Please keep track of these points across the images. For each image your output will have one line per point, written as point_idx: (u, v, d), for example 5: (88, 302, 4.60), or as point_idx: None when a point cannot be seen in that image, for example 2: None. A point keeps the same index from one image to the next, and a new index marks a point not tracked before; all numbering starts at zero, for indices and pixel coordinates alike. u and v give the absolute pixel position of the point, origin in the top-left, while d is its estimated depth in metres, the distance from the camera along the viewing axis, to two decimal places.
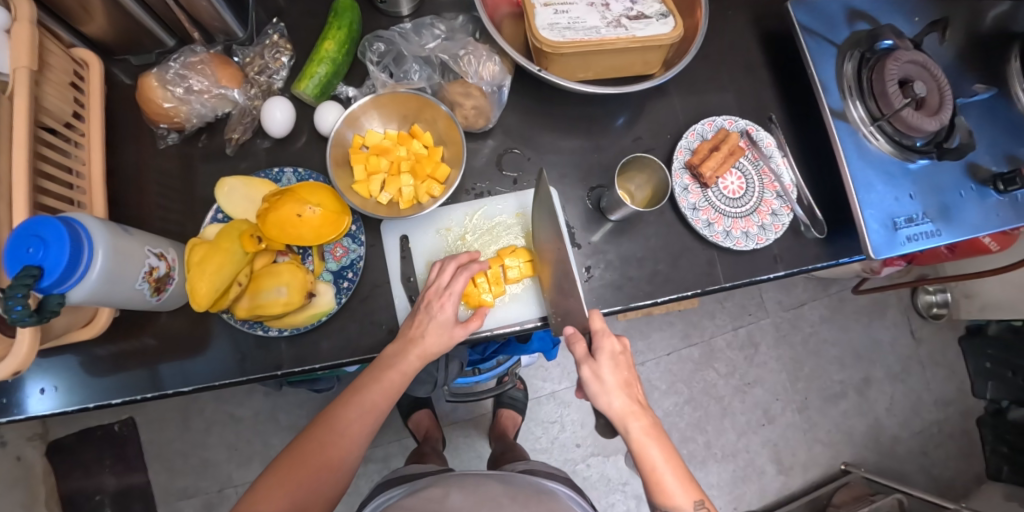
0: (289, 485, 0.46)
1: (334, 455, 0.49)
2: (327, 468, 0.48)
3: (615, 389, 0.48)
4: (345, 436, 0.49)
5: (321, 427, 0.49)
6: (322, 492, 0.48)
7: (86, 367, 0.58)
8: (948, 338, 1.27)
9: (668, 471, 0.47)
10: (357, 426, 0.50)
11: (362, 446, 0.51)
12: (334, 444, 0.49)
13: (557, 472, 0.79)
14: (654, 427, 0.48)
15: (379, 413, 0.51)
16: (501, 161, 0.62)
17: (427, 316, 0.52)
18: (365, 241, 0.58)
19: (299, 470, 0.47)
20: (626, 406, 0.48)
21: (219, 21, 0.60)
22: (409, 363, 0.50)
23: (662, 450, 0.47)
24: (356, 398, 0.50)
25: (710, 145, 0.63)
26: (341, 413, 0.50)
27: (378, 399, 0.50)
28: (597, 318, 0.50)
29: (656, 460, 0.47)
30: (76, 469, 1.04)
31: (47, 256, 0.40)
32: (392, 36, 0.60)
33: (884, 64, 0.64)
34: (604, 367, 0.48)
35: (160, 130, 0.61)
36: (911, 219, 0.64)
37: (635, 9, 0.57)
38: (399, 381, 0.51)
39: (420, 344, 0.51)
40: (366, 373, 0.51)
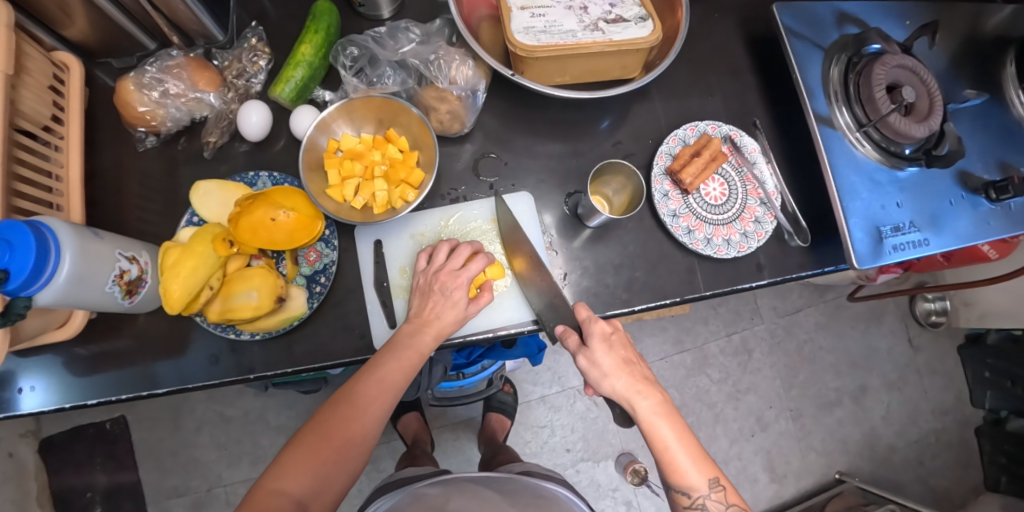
0: (315, 460, 0.44)
1: (356, 430, 0.46)
2: (351, 444, 0.46)
3: (614, 368, 0.48)
4: (366, 413, 0.47)
5: (344, 402, 0.47)
6: (346, 469, 0.45)
7: (65, 368, 0.58)
8: (947, 346, 1.24)
9: (681, 450, 0.45)
10: (378, 403, 0.48)
11: (382, 424, 0.49)
12: (355, 418, 0.47)
13: (555, 473, 0.78)
14: (666, 409, 0.47)
15: (400, 390, 0.50)
16: (478, 166, 0.62)
17: (442, 297, 0.53)
18: (339, 245, 0.58)
19: (325, 444, 0.45)
20: (623, 388, 0.47)
21: (198, 24, 0.60)
22: (426, 341, 0.52)
23: (672, 426, 0.46)
24: (377, 372, 0.49)
25: (691, 151, 0.62)
26: (364, 387, 0.48)
27: (396, 376, 0.49)
28: (582, 309, 0.52)
29: (667, 438, 0.46)
30: (68, 466, 1.05)
31: (13, 260, 0.41)
32: (365, 41, 0.60)
33: (872, 69, 0.62)
34: (599, 351, 0.48)
35: (138, 133, 0.61)
36: (898, 227, 0.62)
37: (614, 12, 0.56)
38: (417, 358, 0.51)
39: (437, 325, 0.53)
40: (386, 350, 0.51)
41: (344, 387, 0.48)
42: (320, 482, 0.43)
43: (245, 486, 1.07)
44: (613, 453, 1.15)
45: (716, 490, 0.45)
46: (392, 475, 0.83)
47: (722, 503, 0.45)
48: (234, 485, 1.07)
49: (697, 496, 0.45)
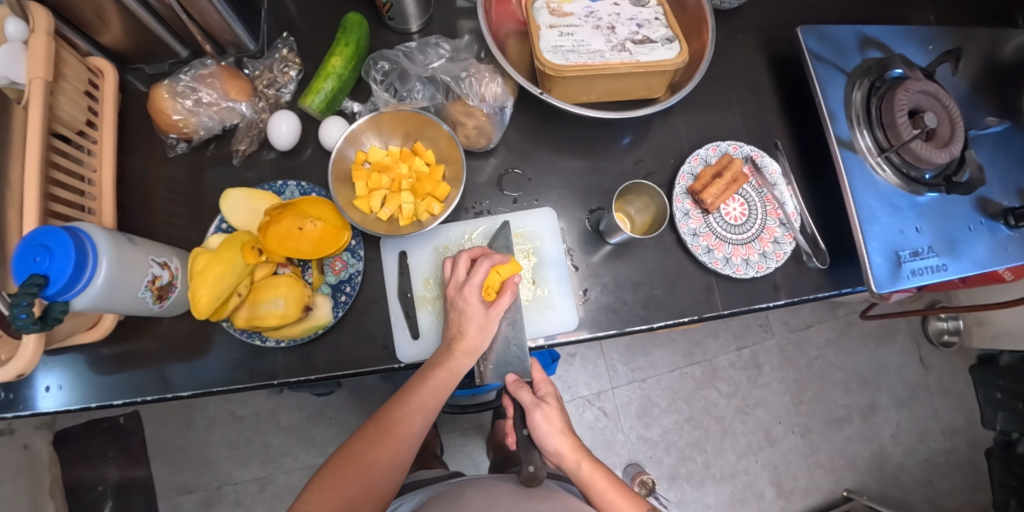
0: (343, 483, 0.46)
1: (384, 455, 0.49)
2: (378, 466, 0.48)
3: (562, 426, 0.53)
4: (393, 437, 0.50)
5: (374, 428, 0.50)
6: (373, 493, 0.47)
7: (90, 366, 0.59)
8: (957, 366, 1.24)
9: (616, 494, 0.54)
10: (406, 428, 0.50)
11: (410, 450, 0.51)
12: (383, 443, 0.49)
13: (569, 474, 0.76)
14: (596, 459, 0.55)
15: (430, 415, 0.52)
16: (502, 180, 0.62)
17: (468, 316, 0.53)
18: (364, 255, 0.59)
19: (353, 469, 0.47)
20: (564, 446, 0.53)
21: (231, 34, 0.61)
22: (461, 360, 0.52)
23: (604, 476, 0.54)
24: (406, 397, 0.51)
25: (712, 172, 0.62)
26: (394, 414, 0.50)
27: (426, 399, 0.51)
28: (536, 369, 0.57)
29: (604, 485, 0.54)
30: (82, 459, 1.07)
31: (52, 265, 0.42)
32: (396, 55, 0.61)
33: (895, 94, 0.63)
34: (551, 407, 0.54)
35: (169, 139, 0.62)
36: (916, 252, 0.62)
37: (641, 33, 0.57)
38: (453, 378, 0.52)
39: (467, 344, 0.53)
40: (414, 375, 0.52)
41: (375, 415, 0.51)
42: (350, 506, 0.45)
43: (254, 485, 1.08)
44: (622, 463, 1.12)
45: None
46: (406, 477, 0.84)
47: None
48: (244, 484, 1.08)
49: None
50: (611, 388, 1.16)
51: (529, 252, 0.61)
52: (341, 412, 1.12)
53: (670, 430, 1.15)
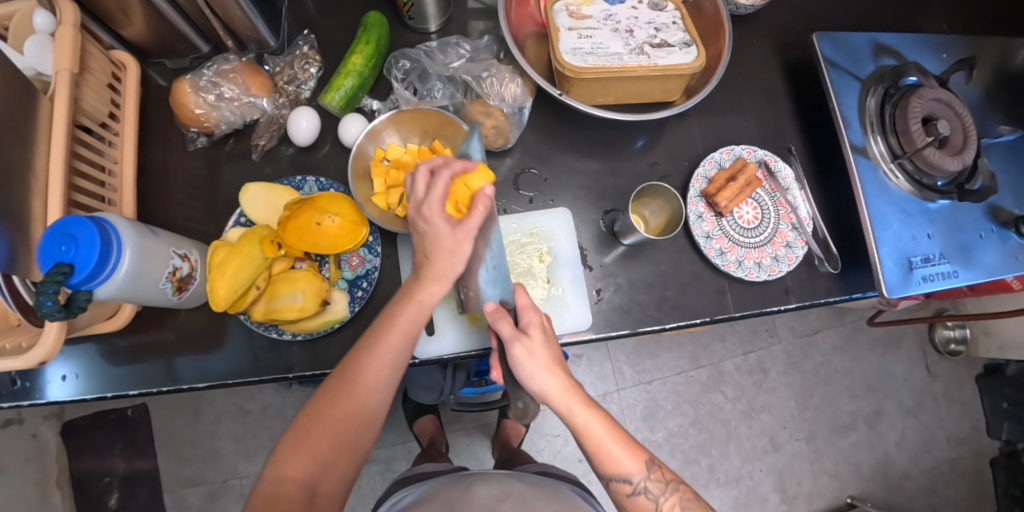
0: (313, 440, 0.45)
1: (353, 406, 0.47)
2: (348, 418, 0.46)
3: (546, 362, 0.44)
4: (360, 384, 0.47)
5: (338, 379, 0.47)
6: (350, 441, 0.47)
7: (106, 356, 0.60)
8: (964, 375, 1.24)
9: (613, 443, 0.45)
10: (373, 376, 0.47)
11: (385, 394, 0.49)
12: (350, 394, 0.46)
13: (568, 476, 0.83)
14: (592, 401, 0.45)
15: (400, 357, 0.48)
16: (518, 180, 0.63)
17: (435, 242, 0.46)
18: (381, 252, 0.59)
19: (320, 425, 0.45)
20: (551, 385, 0.44)
21: (253, 30, 0.62)
22: (431, 291, 0.48)
23: (601, 422, 0.45)
24: (372, 341, 0.48)
25: (726, 175, 0.63)
26: (358, 363, 0.47)
27: (393, 339, 0.48)
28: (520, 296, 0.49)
29: (599, 432, 0.45)
30: (88, 450, 1.07)
31: (78, 255, 0.42)
32: (417, 54, 0.62)
33: (908, 101, 0.64)
34: (535, 340, 0.45)
35: (190, 133, 0.63)
36: (928, 258, 0.63)
37: (658, 37, 0.58)
38: (424, 313, 0.49)
39: (436, 273, 0.47)
40: (379, 317, 0.49)
41: (339, 365, 0.48)
42: (322, 463, 0.45)
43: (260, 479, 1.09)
44: None
45: (653, 471, 0.46)
46: (411, 470, 0.87)
47: (652, 483, 0.46)
48: (250, 478, 1.09)
49: (637, 481, 0.46)
50: (617, 390, 1.16)
51: (544, 252, 0.61)
52: None
53: (675, 433, 1.15)
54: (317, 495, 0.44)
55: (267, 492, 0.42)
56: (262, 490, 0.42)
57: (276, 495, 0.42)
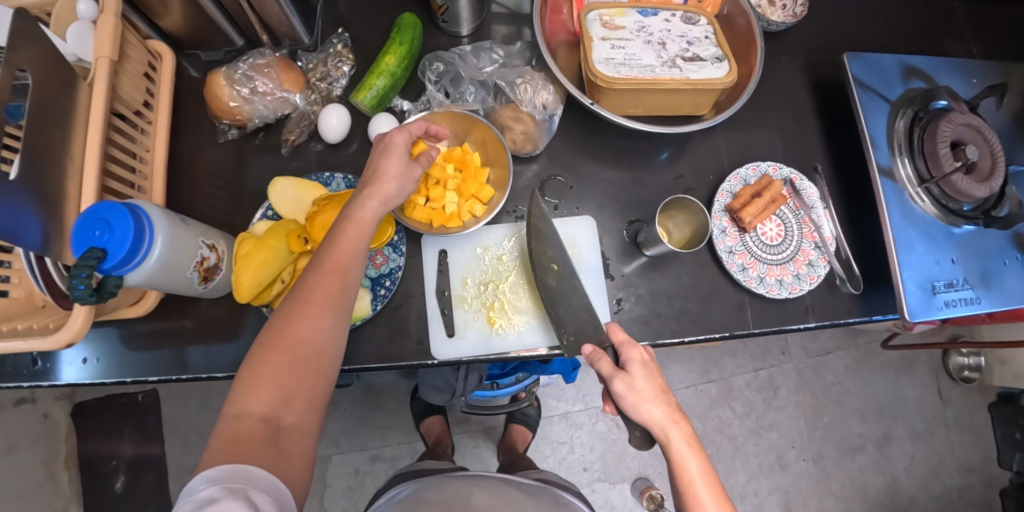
0: (271, 372, 0.40)
1: (310, 333, 0.43)
2: (303, 344, 0.42)
3: (648, 395, 0.44)
4: (311, 306, 0.43)
5: (289, 307, 0.43)
6: (308, 372, 0.42)
7: (127, 341, 0.61)
8: (976, 403, 1.22)
9: (705, 486, 0.43)
10: (322, 299, 0.44)
11: (340, 321, 0.45)
12: (303, 317, 0.43)
13: (569, 484, 0.85)
14: (694, 439, 0.44)
15: (347, 275, 0.45)
16: (544, 187, 0.63)
17: (387, 157, 0.50)
18: (405, 251, 0.59)
19: (275, 355, 0.41)
20: (654, 418, 0.44)
21: (288, 26, 0.63)
22: (369, 207, 0.47)
23: (697, 460, 0.43)
24: (317, 264, 0.45)
25: (752, 191, 0.63)
26: (305, 288, 0.44)
27: (338, 254, 0.45)
28: (617, 332, 0.49)
29: (693, 471, 0.43)
30: (97, 433, 1.08)
31: (111, 240, 0.43)
32: (451, 58, 0.63)
33: (938, 125, 0.63)
34: (636, 374, 0.45)
35: (222, 125, 0.63)
36: (951, 283, 0.62)
37: (691, 51, 0.58)
38: (363, 229, 0.47)
39: (377, 190, 0.48)
40: (323, 240, 0.46)
41: (287, 295, 0.44)
42: (284, 395, 0.40)
43: None
44: (630, 476, 1.12)
45: None
46: (414, 465, 0.89)
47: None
48: None
49: None
50: None
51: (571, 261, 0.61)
52: (355, 405, 1.11)
53: None
54: (282, 426, 0.39)
55: (228, 432, 0.38)
56: (222, 428, 0.38)
57: (238, 431, 0.38)
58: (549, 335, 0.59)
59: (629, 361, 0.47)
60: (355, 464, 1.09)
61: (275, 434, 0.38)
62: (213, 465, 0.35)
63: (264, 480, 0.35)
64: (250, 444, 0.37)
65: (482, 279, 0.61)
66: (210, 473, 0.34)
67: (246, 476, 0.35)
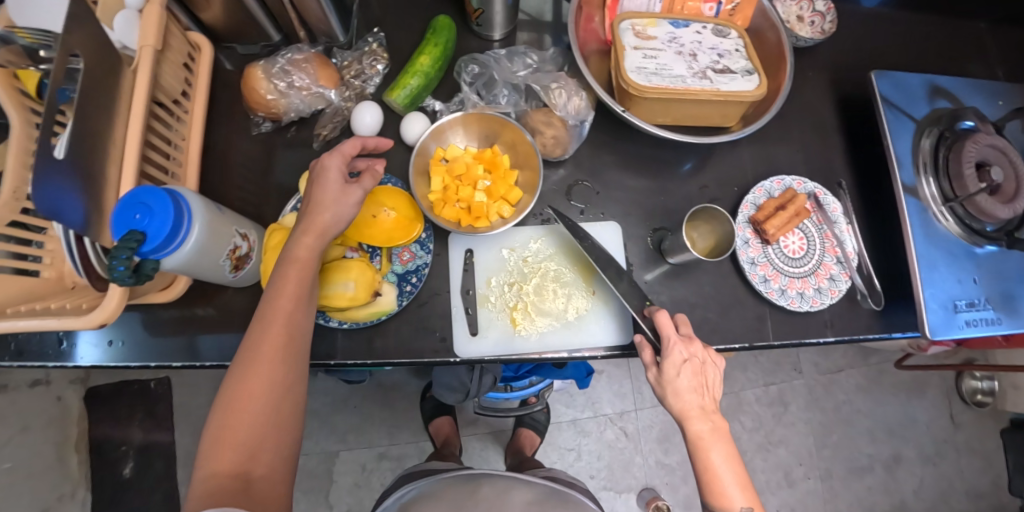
0: (232, 432, 0.41)
1: (265, 388, 0.43)
2: (259, 401, 0.42)
3: (678, 391, 0.50)
4: (260, 361, 0.43)
5: (238, 364, 0.43)
6: (272, 425, 0.43)
7: (151, 326, 0.62)
8: (989, 428, 1.21)
9: (725, 476, 0.48)
10: (272, 353, 0.44)
11: (294, 368, 0.45)
12: (254, 373, 0.43)
13: (577, 482, 0.85)
14: (718, 434, 0.49)
15: (295, 323, 0.45)
16: (570, 191, 0.64)
17: (322, 186, 0.49)
18: (432, 249, 0.59)
19: (233, 416, 0.42)
20: (684, 408, 0.50)
21: (325, 24, 0.64)
22: (306, 244, 0.47)
23: (717, 451, 0.49)
24: (262, 315, 0.45)
25: (776, 204, 0.63)
26: (253, 343, 0.44)
27: (283, 301, 0.45)
28: (665, 327, 0.52)
29: (715, 459, 0.49)
30: (109, 418, 1.09)
31: (151, 224, 0.44)
32: (487, 60, 0.64)
33: (963, 145, 0.64)
34: (671, 371, 0.50)
35: (256, 118, 0.65)
36: (972, 303, 0.62)
37: (721, 63, 0.59)
38: (305, 268, 0.47)
39: (313, 225, 0.47)
40: (266, 289, 0.46)
41: (236, 351, 0.44)
42: (248, 453, 0.41)
43: None
44: (636, 486, 1.12)
45: None
46: (420, 465, 0.89)
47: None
48: None
49: None
50: (635, 409, 1.16)
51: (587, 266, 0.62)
52: (365, 402, 1.12)
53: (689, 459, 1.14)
54: (253, 479, 0.41)
55: (202, 490, 0.39)
56: (195, 488, 0.39)
57: (210, 489, 0.39)
58: (569, 339, 0.59)
59: (667, 357, 0.51)
60: (362, 461, 1.09)
61: (245, 487, 0.40)
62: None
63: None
64: (225, 497, 0.39)
65: (506, 280, 0.62)
66: None
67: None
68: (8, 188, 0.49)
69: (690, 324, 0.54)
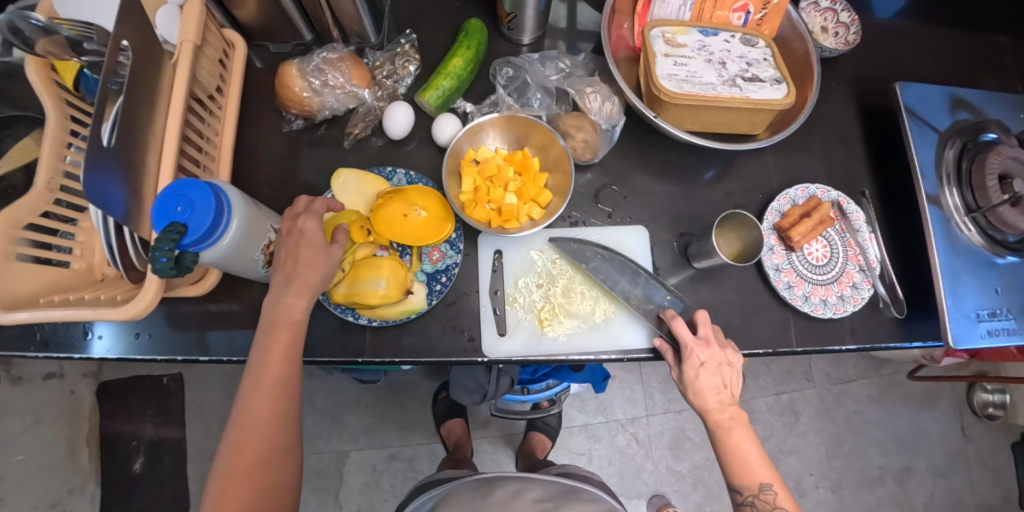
0: (233, 497, 0.43)
1: (262, 450, 0.46)
2: (258, 464, 0.45)
3: (698, 388, 0.54)
4: (256, 425, 0.46)
5: (232, 432, 0.46)
6: (271, 485, 0.46)
7: (177, 319, 0.62)
8: (999, 441, 1.21)
9: (747, 455, 0.53)
10: (267, 421, 0.46)
11: (289, 427, 0.48)
12: (251, 438, 0.45)
13: (590, 476, 0.86)
14: (736, 421, 0.54)
15: (288, 385, 0.48)
16: (598, 195, 0.64)
17: (305, 245, 0.50)
18: (462, 249, 0.60)
19: (233, 480, 0.44)
20: (706, 401, 0.54)
21: (359, 24, 0.65)
22: (299, 306, 0.49)
23: (739, 433, 0.54)
24: (254, 378, 0.47)
25: (801, 211, 0.64)
26: (246, 411, 0.46)
27: (275, 365, 0.47)
28: (682, 331, 0.54)
29: (737, 442, 0.53)
30: (120, 412, 1.10)
31: (191, 217, 0.44)
32: (521, 64, 0.65)
33: (986, 157, 0.65)
34: (691, 373, 0.54)
35: (289, 115, 0.65)
36: (993, 312, 0.62)
37: (750, 71, 0.59)
38: (295, 330, 0.49)
39: (303, 284, 0.49)
40: (256, 353, 0.48)
41: (228, 418, 0.46)
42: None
43: None
44: (646, 493, 1.12)
45: (768, 493, 0.52)
46: (433, 475, 0.88)
47: (771, 505, 0.52)
48: None
49: (749, 494, 0.53)
50: (646, 415, 1.16)
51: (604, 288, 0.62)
52: (377, 403, 1.12)
53: (700, 466, 1.14)
54: None
55: None
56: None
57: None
58: (596, 342, 0.60)
59: (688, 360, 0.54)
60: (373, 461, 1.09)
61: None
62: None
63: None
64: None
65: (535, 282, 0.62)
66: None
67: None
68: (42, 179, 0.51)
69: (711, 325, 0.56)
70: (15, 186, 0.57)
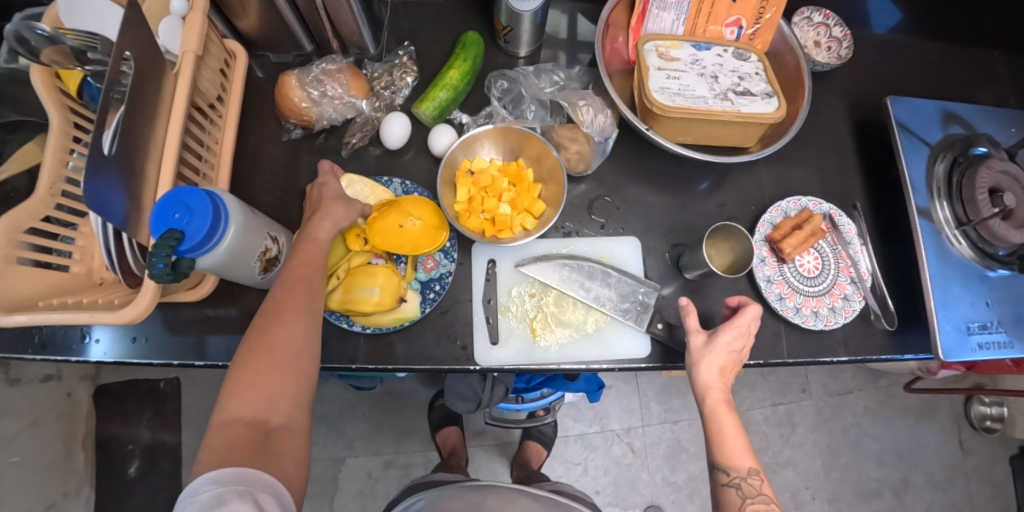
0: (253, 376, 0.41)
1: (287, 339, 0.44)
2: (282, 348, 0.43)
3: (712, 362, 0.53)
4: (281, 315, 0.45)
5: (260, 320, 0.45)
6: (292, 376, 0.43)
7: (171, 325, 0.62)
8: (998, 455, 1.20)
9: (734, 436, 0.51)
10: (295, 304, 0.46)
11: (314, 326, 0.46)
12: (278, 323, 0.44)
13: (583, 497, 0.84)
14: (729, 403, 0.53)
15: (313, 285, 0.48)
16: (592, 206, 0.65)
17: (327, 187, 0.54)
18: (456, 258, 0.61)
19: (257, 361, 0.42)
20: (709, 376, 0.53)
21: (358, 36, 0.66)
22: (324, 227, 0.51)
23: (731, 417, 0.52)
24: (284, 275, 0.47)
25: (793, 223, 0.64)
26: (275, 300, 0.46)
27: (305, 267, 0.48)
28: (749, 315, 0.53)
29: (724, 424, 0.52)
30: (116, 415, 1.11)
31: (189, 224, 0.44)
32: (516, 77, 0.67)
33: (976, 171, 0.65)
34: (716, 343, 0.53)
35: (287, 125, 0.67)
36: (984, 325, 0.62)
37: (742, 85, 0.60)
38: (322, 246, 0.50)
39: (328, 213, 0.52)
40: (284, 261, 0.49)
41: (257, 311, 0.46)
42: (267, 401, 0.41)
43: None
44: (642, 504, 1.11)
45: (754, 478, 0.49)
46: (427, 476, 0.88)
47: (756, 490, 0.49)
48: None
49: (736, 476, 0.50)
50: (642, 425, 1.16)
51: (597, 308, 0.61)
52: (373, 409, 1.12)
53: (696, 477, 1.13)
54: (270, 428, 0.40)
55: (220, 438, 0.39)
56: (213, 434, 0.39)
57: (229, 436, 0.39)
58: (587, 351, 0.60)
59: (720, 337, 0.53)
60: (369, 468, 1.09)
61: (265, 437, 0.40)
62: (219, 465, 0.37)
63: (269, 483, 0.37)
64: (242, 450, 0.38)
65: (529, 291, 0.62)
66: (217, 475, 0.36)
67: (252, 478, 0.36)
68: (44, 184, 0.52)
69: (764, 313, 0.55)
70: (18, 190, 0.58)
